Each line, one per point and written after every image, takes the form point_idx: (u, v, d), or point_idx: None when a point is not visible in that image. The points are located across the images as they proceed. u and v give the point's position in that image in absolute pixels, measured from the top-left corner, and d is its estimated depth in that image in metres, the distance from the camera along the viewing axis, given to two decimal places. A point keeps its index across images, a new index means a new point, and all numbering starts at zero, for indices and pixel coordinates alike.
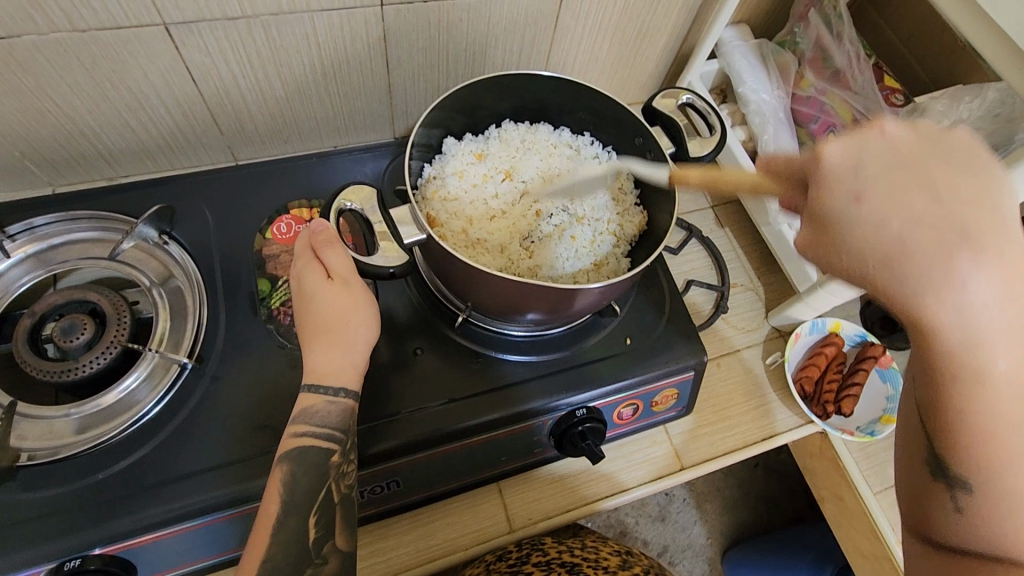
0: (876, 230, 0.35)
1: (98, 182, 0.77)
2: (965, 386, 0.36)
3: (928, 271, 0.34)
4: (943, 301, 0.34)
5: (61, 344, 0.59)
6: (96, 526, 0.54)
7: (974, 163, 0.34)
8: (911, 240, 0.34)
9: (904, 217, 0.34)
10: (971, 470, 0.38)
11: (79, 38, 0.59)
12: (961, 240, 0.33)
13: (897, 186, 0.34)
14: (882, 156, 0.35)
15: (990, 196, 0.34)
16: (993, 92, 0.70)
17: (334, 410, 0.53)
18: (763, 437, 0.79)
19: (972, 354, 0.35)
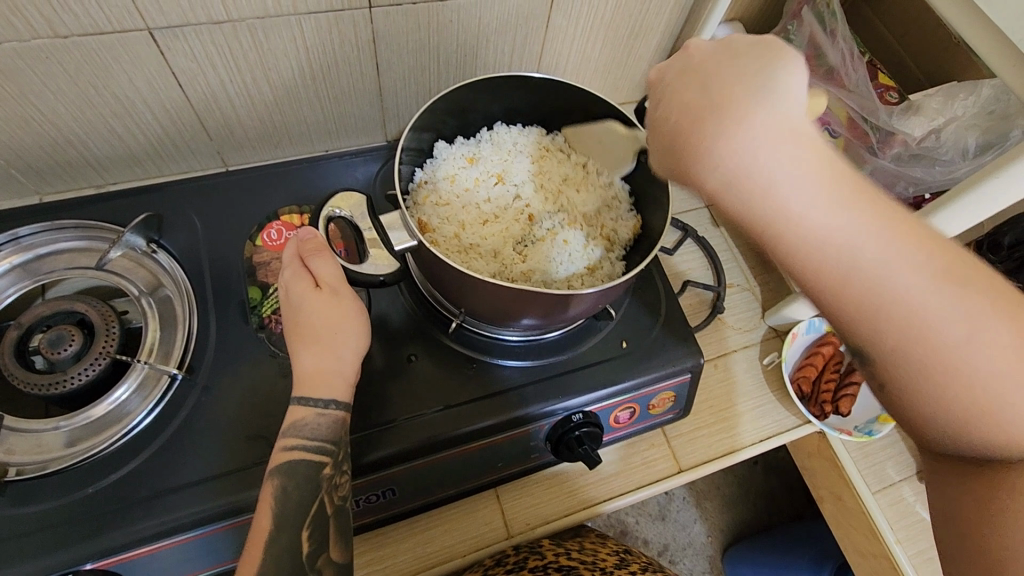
0: (667, 124, 0.43)
1: (86, 189, 0.76)
2: (779, 247, 0.39)
3: (702, 148, 0.40)
4: (718, 169, 0.39)
5: (49, 355, 0.58)
6: (86, 541, 0.53)
7: (745, 56, 0.41)
8: (682, 125, 0.42)
9: (677, 115, 0.42)
10: (862, 348, 0.39)
11: (62, 44, 0.58)
12: (713, 118, 0.40)
13: (681, 87, 0.43)
14: (669, 72, 0.44)
15: (754, 74, 0.40)
16: (987, 90, 0.70)
17: (323, 422, 0.52)
18: (761, 437, 0.79)
19: (767, 215, 0.38)
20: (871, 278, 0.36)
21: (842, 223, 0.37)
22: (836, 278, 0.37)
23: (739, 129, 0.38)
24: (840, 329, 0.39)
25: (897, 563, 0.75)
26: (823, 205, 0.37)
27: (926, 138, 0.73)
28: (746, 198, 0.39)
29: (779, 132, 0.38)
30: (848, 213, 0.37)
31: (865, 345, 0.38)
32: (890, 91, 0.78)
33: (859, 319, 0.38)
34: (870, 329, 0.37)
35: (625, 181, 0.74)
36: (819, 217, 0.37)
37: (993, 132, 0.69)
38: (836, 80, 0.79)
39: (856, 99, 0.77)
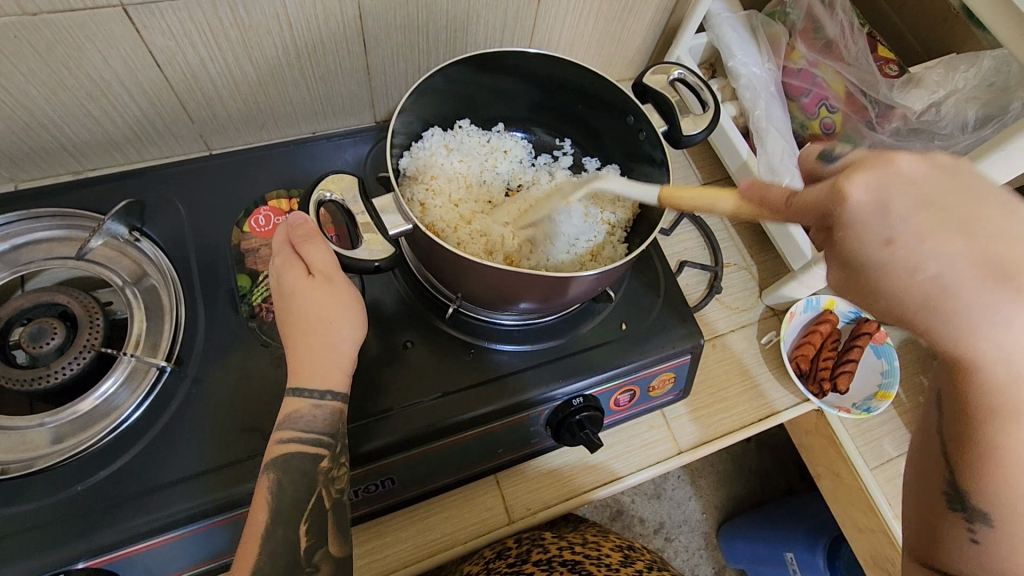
0: (916, 271, 0.35)
1: (63, 176, 0.73)
2: (994, 416, 0.37)
3: (969, 307, 0.34)
4: (982, 341, 0.35)
5: (30, 349, 0.56)
6: (77, 541, 0.52)
7: (999, 200, 0.35)
8: (948, 278, 0.34)
9: (940, 257, 0.34)
10: (991, 503, 0.40)
11: (31, 23, 0.55)
12: (999, 282, 0.34)
13: (931, 226, 0.34)
14: (917, 197, 0.35)
15: (1022, 235, 0.33)
16: (989, 61, 0.68)
17: (321, 414, 0.51)
18: (760, 417, 0.78)
19: (1009, 390, 0.36)
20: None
21: None
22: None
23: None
24: (983, 477, 0.40)
25: (894, 537, 0.75)
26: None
27: (925, 112, 0.72)
28: (994, 367, 0.35)
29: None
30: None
31: (1003, 503, 0.39)
32: (890, 63, 0.77)
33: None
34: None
35: (615, 162, 0.73)
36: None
37: (993, 105, 0.67)
38: (834, 53, 0.80)
39: (854, 74, 0.78)
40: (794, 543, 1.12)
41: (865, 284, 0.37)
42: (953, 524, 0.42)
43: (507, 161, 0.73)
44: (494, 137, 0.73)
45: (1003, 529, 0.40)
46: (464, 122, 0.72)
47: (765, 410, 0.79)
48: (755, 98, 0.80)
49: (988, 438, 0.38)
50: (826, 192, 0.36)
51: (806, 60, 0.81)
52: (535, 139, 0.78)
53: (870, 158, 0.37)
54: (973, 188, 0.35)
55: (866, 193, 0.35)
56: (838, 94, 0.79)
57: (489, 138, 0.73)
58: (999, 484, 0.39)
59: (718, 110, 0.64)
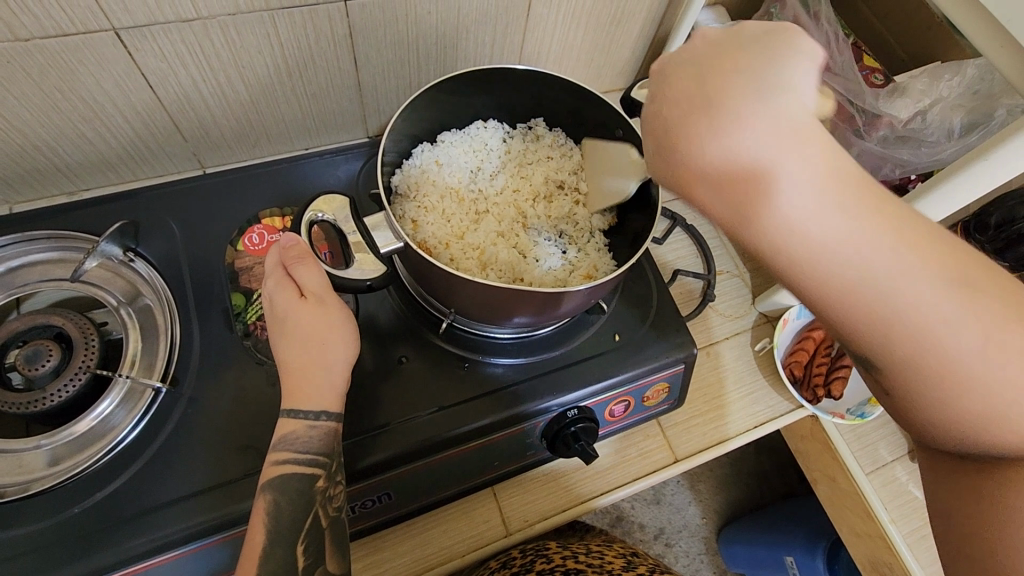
0: (660, 112, 0.40)
1: (58, 197, 0.73)
2: (776, 252, 0.36)
3: (692, 137, 0.37)
4: (709, 179, 0.37)
5: (25, 372, 0.56)
6: (75, 564, 0.52)
7: (749, 45, 0.38)
8: (674, 116, 0.39)
9: (676, 118, 0.39)
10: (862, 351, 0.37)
11: (23, 48, 0.56)
12: (712, 108, 0.37)
13: (686, 74, 0.39)
14: (669, 71, 0.40)
15: (754, 68, 0.37)
16: (971, 69, 0.68)
17: (315, 434, 0.51)
18: (714, 442, 0.77)
19: (762, 216, 0.36)
20: (878, 280, 0.34)
21: (835, 229, 0.34)
22: (843, 285, 0.35)
23: (748, 127, 0.36)
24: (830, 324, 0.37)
25: (891, 542, 0.76)
26: (827, 217, 0.34)
27: (912, 119, 0.72)
28: (738, 206, 0.36)
29: (776, 139, 0.35)
30: (845, 227, 0.34)
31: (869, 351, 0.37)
32: (875, 72, 0.78)
33: (863, 326, 0.36)
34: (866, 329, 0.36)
35: None
36: (833, 225, 0.35)
37: (978, 112, 0.68)
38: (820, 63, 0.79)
39: (841, 83, 0.78)
40: (793, 547, 1.12)
41: (657, 146, 0.40)
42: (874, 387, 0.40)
43: (490, 164, 0.72)
44: (474, 137, 0.72)
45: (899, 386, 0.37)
46: (449, 133, 0.71)
47: (718, 436, 0.77)
48: None
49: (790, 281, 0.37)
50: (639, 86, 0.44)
51: None
52: None
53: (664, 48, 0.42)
54: (754, 38, 0.39)
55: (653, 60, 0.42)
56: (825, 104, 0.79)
57: (473, 142, 0.72)
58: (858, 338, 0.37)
59: None
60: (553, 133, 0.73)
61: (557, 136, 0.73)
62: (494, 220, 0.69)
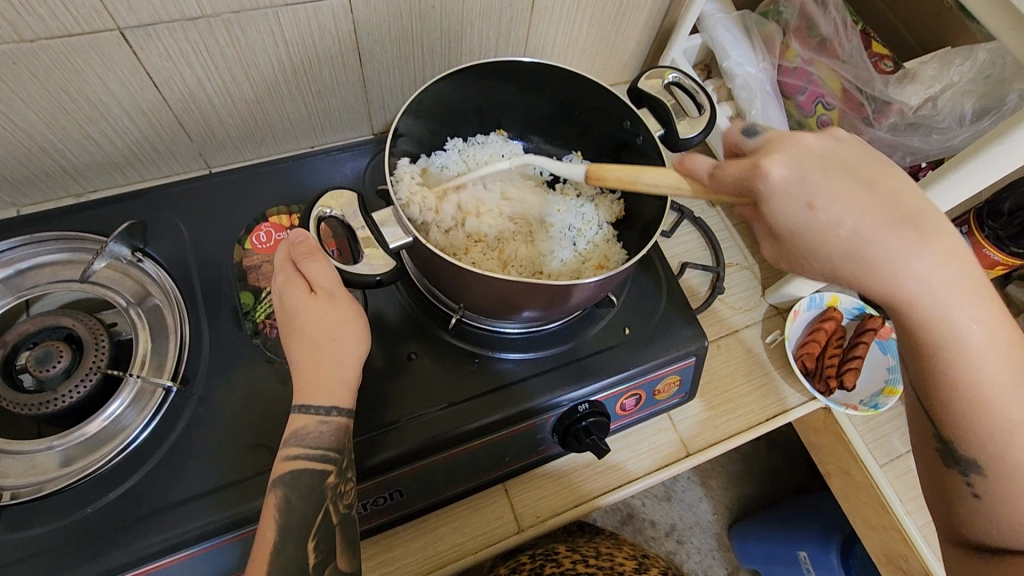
0: (835, 228, 0.40)
1: (66, 200, 0.73)
2: (944, 351, 0.41)
3: (884, 251, 0.40)
4: (905, 281, 0.40)
5: (37, 374, 0.57)
6: (89, 563, 0.52)
7: (880, 165, 0.43)
8: (858, 228, 0.40)
9: (857, 214, 0.40)
10: (971, 448, 0.43)
11: (29, 49, 0.56)
12: (903, 225, 0.40)
13: (845, 189, 0.40)
14: (820, 165, 0.41)
15: (905, 188, 0.41)
16: (983, 54, 0.67)
17: (327, 429, 0.51)
18: (778, 411, 0.78)
19: (940, 323, 0.40)
20: (1016, 391, 0.41)
21: (984, 335, 0.40)
22: (985, 386, 0.41)
23: (936, 242, 0.39)
24: (954, 419, 0.43)
25: (906, 534, 0.75)
26: (986, 326, 0.40)
27: (922, 106, 0.72)
28: (923, 301, 0.40)
29: (954, 247, 0.40)
30: (998, 336, 0.41)
31: (983, 449, 0.42)
32: (884, 59, 0.77)
33: (994, 423, 0.41)
34: (995, 425, 0.41)
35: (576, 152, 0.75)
36: (989, 339, 0.41)
37: (989, 97, 0.67)
38: (829, 50, 0.79)
39: (849, 71, 0.78)
40: (807, 542, 1.11)
41: (838, 256, 0.41)
42: (957, 483, 0.45)
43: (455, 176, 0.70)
44: (443, 155, 0.71)
45: (1000, 485, 0.43)
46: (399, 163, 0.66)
47: (780, 406, 0.79)
48: (750, 99, 0.80)
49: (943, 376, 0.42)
50: (749, 171, 0.42)
51: (800, 58, 0.81)
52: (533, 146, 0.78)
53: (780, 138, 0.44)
54: (871, 162, 0.43)
55: (784, 170, 0.41)
56: (834, 91, 0.79)
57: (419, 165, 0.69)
58: (980, 431, 0.42)
59: (714, 112, 0.64)
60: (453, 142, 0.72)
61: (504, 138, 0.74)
62: (498, 223, 0.69)
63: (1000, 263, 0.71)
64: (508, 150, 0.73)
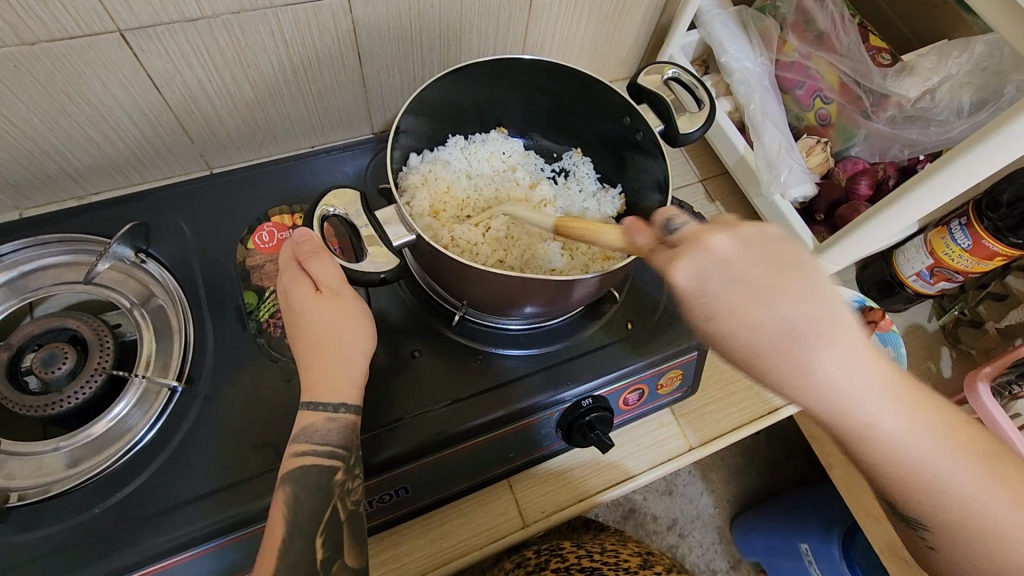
0: (735, 338, 0.41)
1: (67, 202, 0.74)
2: (861, 442, 0.42)
3: (787, 359, 0.40)
4: (808, 386, 0.40)
5: (42, 375, 0.57)
6: (97, 563, 0.52)
7: (786, 262, 0.41)
8: (757, 341, 0.40)
9: (755, 324, 0.40)
10: (911, 510, 0.45)
11: (29, 52, 0.56)
12: (801, 335, 0.40)
13: (742, 301, 0.40)
14: (723, 273, 0.40)
15: (810, 289, 0.40)
16: (981, 45, 0.68)
17: (334, 427, 0.52)
18: (767, 411, 0.78)
19: (857, 418, 0.41)
20: (939, 461, 0.42)
21: (899, 423, 0.41)
22: (909, 466, 0.42)
23: (837, 348, 0.40)
24: (888, 489, 0.45)
25: None
26: (899, 415, 0.41)
27: (921, 99, 0.72)
28: (833, 401, 0.41)
29: (857, 346, 0.40)
30: (911, 421, 0.41)
31: (924, 511, 0.44)
32: (882, 53, 0.77)
33: (927, 491, 0.43)
34: (925, 494, 0.43)
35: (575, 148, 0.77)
36: (905, 428, 0.41)
37: (987, 89, 0.68)
38: (827, 44, 0.79)
39: (848, 64, 0.77)
40: (809, 535, 1.11)
41: (745, 361, 0.42)
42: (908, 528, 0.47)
43: (460, 176, 0.72)
44: (445, 150, 0.72)
45: (941, 542, 0.45)
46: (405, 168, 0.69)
47: (769, 405, 0.78)
48: (749, 93, 0.81)
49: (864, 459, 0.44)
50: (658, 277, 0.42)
51: (798, 52, 0.81)
52: (533, 144, 0.79)
53: (692, 236, 0.42)
54: (778, 257, 0.41)
55: (688, 278, 0.41)
56: (832, 86, 0.79)
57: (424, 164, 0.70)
58: (912, 495, 0.44)
59: (714, 107, 0.64)
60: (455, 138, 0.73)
61: (505, 135, 0.76)
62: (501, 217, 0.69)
63: (999, 254, 0.71)
64: (508, 149, 0.75)
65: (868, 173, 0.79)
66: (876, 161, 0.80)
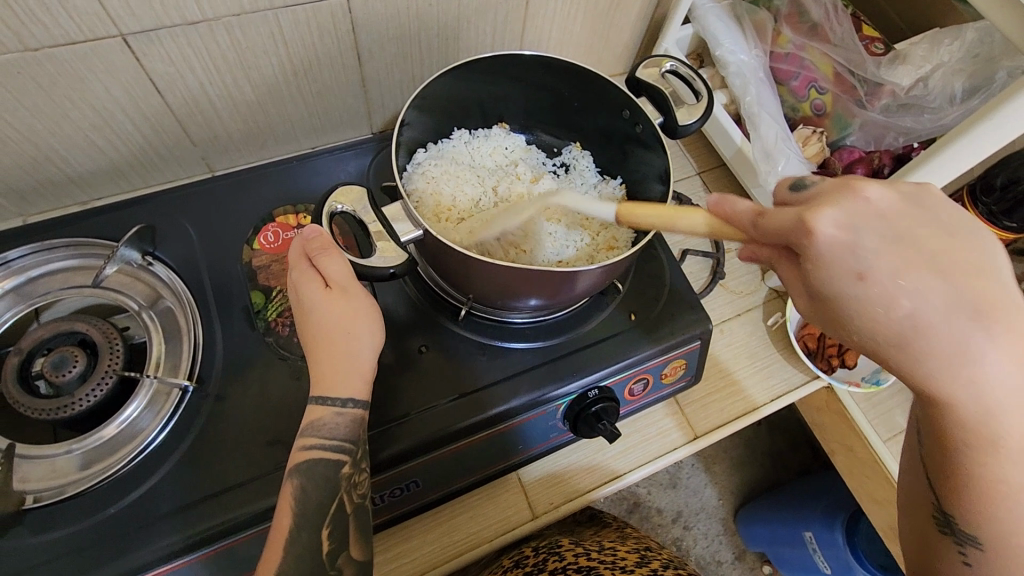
0: (889, 301, 0.37)
1: (71, 208, 0.74)
2: (971, 442, 0.39)
3: (942, 335, 0.36)
4: (954, 367, 0.37)
5: (53, 379, 0.57)
6: (111, 563, 0.53)
7: (963, 236, 0.38)
8: (916, 308, 0.36)
9: (917, 292, 0.36)
10: (972, 525, 0.42)
11: (33, 58, 0.56)
12: (970, 314, 0.36)
13: (906, 263, 0.36)
14: (888, 233, 0.37)
15: (983, 266, 0.37)
16: (972, 33, 0.71)
17: (343, 421, 0.52)
18: (749, 408, 0.79)
19: (987, 416, 0.38)
20: None
21: None
22: (1005, 481, 0.39)
23: (993, 342, 0.36)
24: (969, 502, 0.41)
25: None
26: None
27: (914, 87, 0.75)
28: (973, 391, 0.37)
29: (1020, 347, 0.36)
30: None
31: (988, 529, 0.41)
32: (875, 42, 0.79)
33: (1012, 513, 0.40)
34: (1010, 515, 0.40)
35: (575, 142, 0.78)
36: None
37: (979, 76, 0.70)
38: (820, 35, 0.81)
39: (841, 54, 0.79)
40: (813, 522, 1.13)
41: (877, 332, 0.38)
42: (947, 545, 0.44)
43: (464, 170, 0.73)
44: (450, 142, 0.73)
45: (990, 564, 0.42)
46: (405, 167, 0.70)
47: (751, 403, 0.79)
48: (744, 85, 0.81)
49: (966, 464, 0.40)
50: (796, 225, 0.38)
51: (793, 44, 0.82)
52: (535, 139, 0.80)
53: (838, 189, 0.39)
54: (951, 227, 0.38)
55: (835, 230, 0.37)
56: (827, 76, 0.80)
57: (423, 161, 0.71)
58: (983, 509, 0.41)
59: (712, 98, 0.65)
60: (459, 132, 0.74)
61: (507, 130, 0.77)
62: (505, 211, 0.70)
63: (994, 238, 0.72)
64: (511, 143, 0.76)
65: (863, 162, 0.78)
66: (871, 150, 0.80)
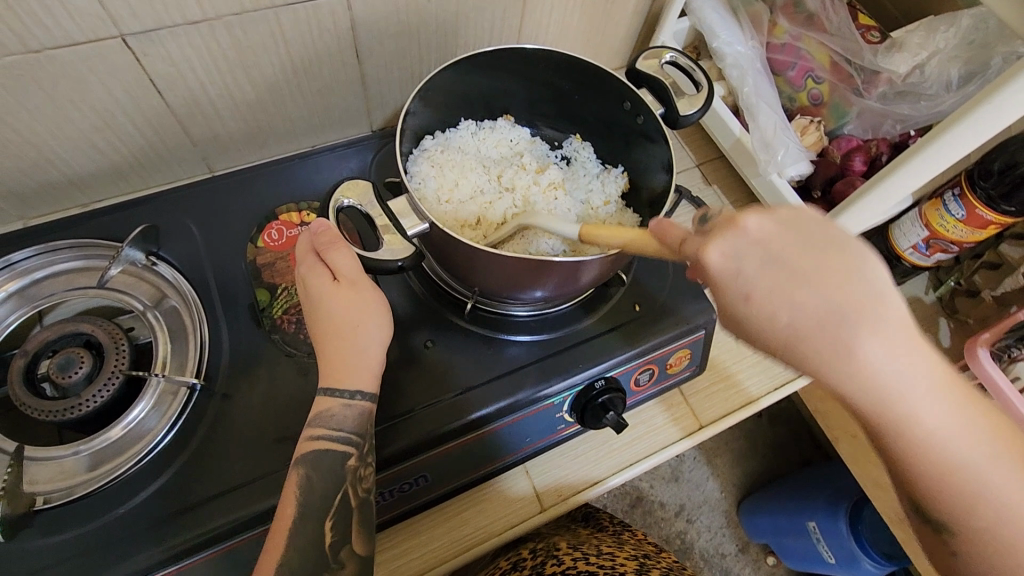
0: (772, 322, 0.38)
1: (72, 210, 0.74)
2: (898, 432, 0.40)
3: (834, 348, 0.37)
4: (851, 372, 0.37)
5: (60, 380, 0.57)
6: (119, 563, 0.53)
7: (827, 243, 0.38)
8: (803, 324, 0.37)
9: (802, 304, 0.37)
10: (932, 502, 0.43)
11: (34, 59, 0.56)
12: (853, 321, 0.36)
13: (780, 287, 0.37)
14: (763, 252, 0.37)
15: (851, 270, 0.37)
16: (968, 19, 0.71)
17: (350, 413, 0.52)
18: (744, 402, 0.79)
19: (894, 408, 0.38)
20: (967, 452, 0.40)
21: (937, 411, 0.39)
22: (940, 458, 0.40)
23: (888, 337, 0.36)
24: (923, 486, 0.42)
25: None
26: (937, 406, 0.39)
27: (911, 74, 0.75)
28: (877, 391, 0.38)
29: (905, 331, 0.37)
30: (949, 412, 0.39)
31: (943, 502, 0.42)
32: (871, 30, 0.79)
33: (953, 484, 0.41)
34: (961, 491, 0.41)
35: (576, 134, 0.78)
36: (936, 419, 0.39)
37: (976, 62, 0.70)
38: (817, 25, 0.81)
39: (838, 43, 0.79)
40: (816, 512, 1.13)
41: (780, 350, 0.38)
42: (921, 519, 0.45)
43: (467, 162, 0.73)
44: (457, 132, 0.73)
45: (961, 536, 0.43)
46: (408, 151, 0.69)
47: (747, 397, 0.79)
48: (741, 76, 0.82)
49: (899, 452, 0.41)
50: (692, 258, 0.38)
51: (789, 35, 0.82)
52: (538, 132, 0.80)
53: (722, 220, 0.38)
54: (809, 237, 0.38)
55: (721, 258, 0.37)
56: (823, 66, 0.81)
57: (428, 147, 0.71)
58: (941, 487, 0.41)
59: (713, 89, 0.65)
60: (465, 124, 0.74)
61: (511, 122, 0.77)
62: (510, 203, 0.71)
63: (992, 223, 0.73)
64: (515, 136, 0.76)
65: (862, 150, 0.80)
66: (869, 138, 0.82)
